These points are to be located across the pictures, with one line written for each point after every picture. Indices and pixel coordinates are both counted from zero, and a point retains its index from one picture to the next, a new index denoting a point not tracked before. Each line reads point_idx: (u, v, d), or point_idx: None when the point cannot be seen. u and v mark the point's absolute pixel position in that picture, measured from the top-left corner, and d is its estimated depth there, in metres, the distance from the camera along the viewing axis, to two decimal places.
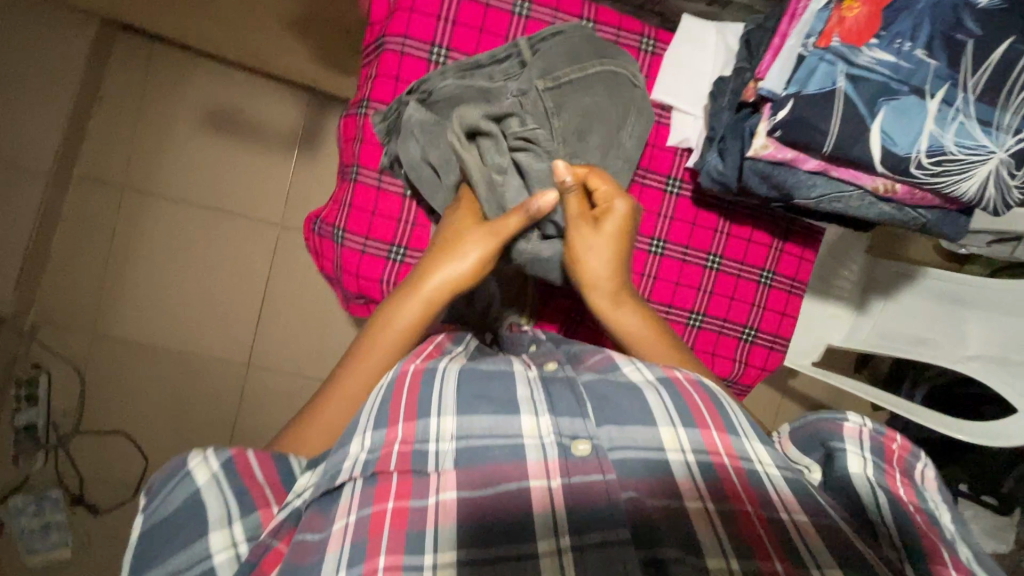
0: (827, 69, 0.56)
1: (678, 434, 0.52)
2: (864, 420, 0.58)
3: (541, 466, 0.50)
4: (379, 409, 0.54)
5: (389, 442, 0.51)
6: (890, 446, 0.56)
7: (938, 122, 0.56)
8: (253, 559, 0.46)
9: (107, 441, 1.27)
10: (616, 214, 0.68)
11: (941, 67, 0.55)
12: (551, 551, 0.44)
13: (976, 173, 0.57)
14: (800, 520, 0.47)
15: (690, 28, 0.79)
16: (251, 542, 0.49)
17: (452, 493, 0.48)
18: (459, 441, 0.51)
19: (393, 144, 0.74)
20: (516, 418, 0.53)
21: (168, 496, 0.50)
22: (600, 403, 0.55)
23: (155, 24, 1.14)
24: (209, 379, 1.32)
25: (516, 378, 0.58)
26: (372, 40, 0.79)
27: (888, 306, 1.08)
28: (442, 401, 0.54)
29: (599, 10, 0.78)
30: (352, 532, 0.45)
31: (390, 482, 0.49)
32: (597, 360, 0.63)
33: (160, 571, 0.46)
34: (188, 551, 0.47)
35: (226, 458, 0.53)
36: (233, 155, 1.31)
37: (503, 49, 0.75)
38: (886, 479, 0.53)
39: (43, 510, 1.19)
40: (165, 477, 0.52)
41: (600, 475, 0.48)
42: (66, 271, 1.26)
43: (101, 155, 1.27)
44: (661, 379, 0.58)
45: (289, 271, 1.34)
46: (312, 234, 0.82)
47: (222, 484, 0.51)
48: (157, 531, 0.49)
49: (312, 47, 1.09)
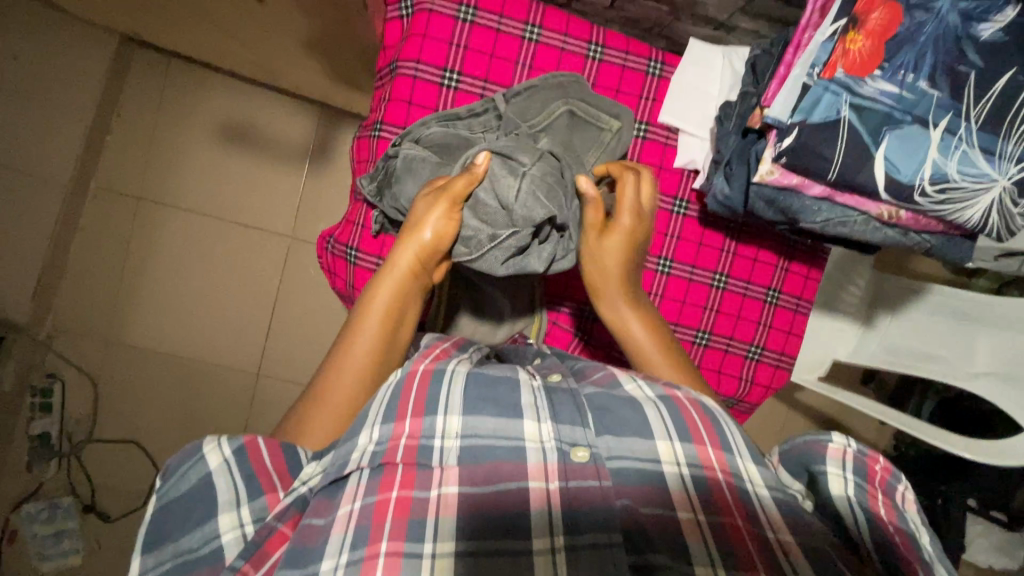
0: (831, 99, 0.57)
1: (675, 448, 0.53)
2: (848, 440, 0.57)
3: (540, 468, 0.51)
4: (388, 401, 0.55)
5: (397, 436, 0.52)
6: (872, 467, 0.56)
7: (942, 150, 0.57)
8: (258, 539, 0.47)
9: (118, 450, 1.29)
10: (621, 228, 0.72)
11: (943, 98, 0.57)
12: (544, 550, 0.45)
13: (980, 200, 0.58)
14: (786, 539, 0.48)
15: (697, 51, 0.81)
16: (257, 523, 0.50)
17: (455, 488, 0.49)
18: (464, 439, 0.52)
19: (387, 200, 0.74)
20: (518, 421, 0.54)
21: (184, 475, 0.51)
22: (600, 413, 0.56)
23: (173, 41, 1.16)
24: (220, 390, 1.34)
25: (521, 385, 0.58)
26: (386, 63, 0.81)
27: (894, 322, 1.08)
28: (449, 398, 0.55)
29: (607, 35, 0.80)
30: (356, 517, 0.47)
31: (395, 473, 0.50)
32: (600, 376, 0.63)
33: (172, 549, 0.48)
34: (201, 531, 0.49)
35: (238, 445, 0.53)
36: (247, 169, 1.34)
37: (480, 104, 0.76)
38: (868, 500, 0.53)
39: (56, 518, 1.22)
40: (182, 457, 0.53)
41: (596, 481, 0.50)
42: (81, 281, 1.28)
43: (118, 166, 1.29)
44: (660, 396, 0.59)
45: (299, 283, 1.36)
46: (324, 252, 0.84)
47: (232, 469, 0.52)
48: (175, 508, 0.50)
49: (325, 65, 1.11)
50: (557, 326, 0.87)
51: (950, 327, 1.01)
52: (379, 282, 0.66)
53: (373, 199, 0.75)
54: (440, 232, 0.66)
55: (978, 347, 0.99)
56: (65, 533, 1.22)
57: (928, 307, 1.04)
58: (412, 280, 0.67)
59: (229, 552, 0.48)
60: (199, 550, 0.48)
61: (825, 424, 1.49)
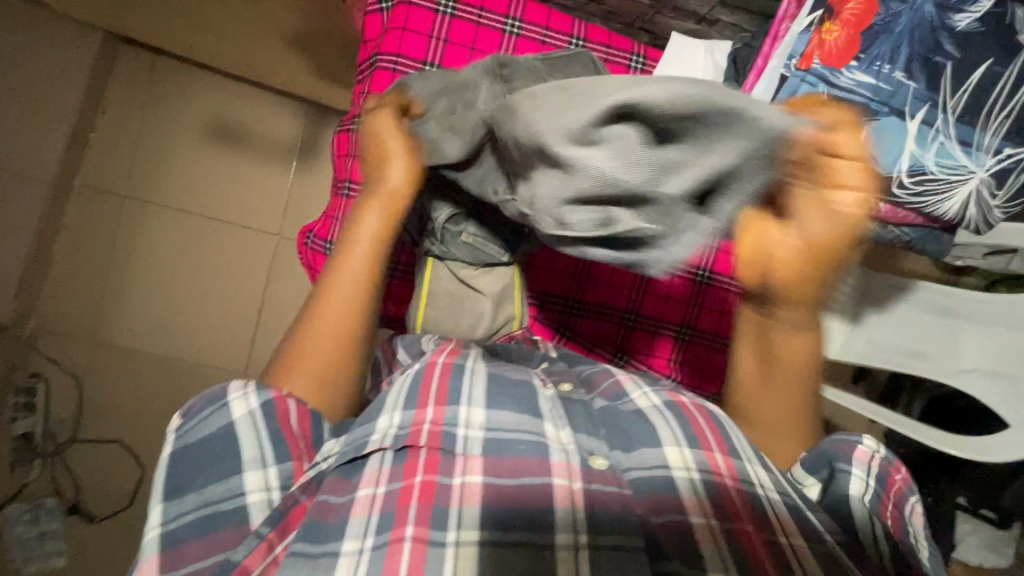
0: (808, 91, 0.59)
1: (684, 454, 0.53)
2: (877, 447, 0.58)
3: (564, 466, 0.50)
4: (408, 389, 0.54)
5: (419, 423, 0.51)
6: (894, 475, 0.57)
7: (919, 141, 0.57)
8: (283, 509, 0.47)
9: (104, 450, 1.28)
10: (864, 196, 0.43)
11: (920, 89, 0.56)
12: (567, 545, 0.45)
13: (958, 192, 0.59)
14: (797, 543, 0.48)
15: (679, 46, 0.80)
16: (283, 490, 0.50)
17: (480, 477, 0.48)
18: (488, 431, 0.51)
19: None
20: (540, 422, 0.53)
21: (206, 419, 0.51)
22: (612, 427, 0.56)
23: (157, 38, 1.15)
24: (208, 389, 1.32)
25: (536, 390, 0.57)
26: (366, 57, 0.80)
27: (881, 318, 1.05)
28: (472, 394, 0.54)
29: (589, 29, 0.80)
30: (380, 502, 0.47)
31: (419, 457, 0.49)
32: (608, 385, 0.62)
33: (194, 496, 0.48)
34: (225, 484, 0.49)
35: (265, 399, 0.52)
36: (234, 166, 1.33)
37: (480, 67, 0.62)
38: (880, 506, 0.54)
39: (39, 519, 1.19)
40: (208, 400, 0.52)
41: (616, 486, 0.50)
42: (66, 279, 1.27)
43: (103, 164, 1.28)
44: (666, 405, 0.59)
45: (288, 280, 1.35)
46: (305, 247, 0.83)
47: (258, 423, 0.51)
48: (192, 457, 0.50)
49: (313, 63, 1.11)
50: (539, 322, 0.86)
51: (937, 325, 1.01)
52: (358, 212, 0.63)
53: None
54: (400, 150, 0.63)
55: (965, 345, 0.98)
56: (48, 534, 1.20)
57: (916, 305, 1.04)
58: (393, 209, 0.63)
59: (253, 511, 0.48)
60: (221, 505, 0.48)
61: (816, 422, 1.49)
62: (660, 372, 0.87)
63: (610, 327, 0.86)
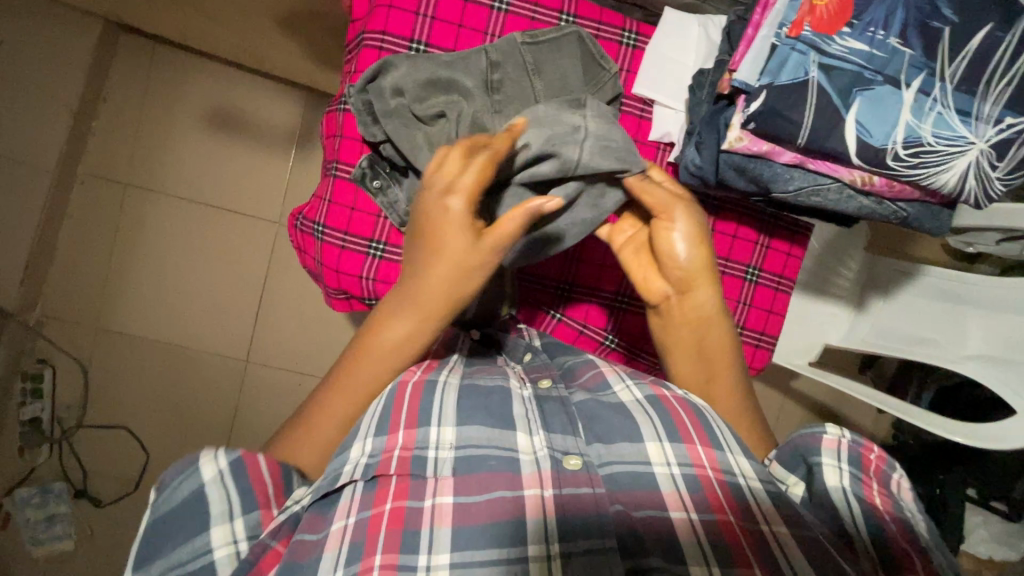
0: (799, 59, 0.56)
1: (664, 449, 0.52)
2: (842, 430, 0.57)
3: (535, 476, 0.50)
4: (381, 415, 0.54)
5: (389, 449, 0.51)
6: (867, 455, 0.56)
7: (915, 112, 0.56)
8: (252, 558, 0.46)
9: (110, 436, 1.29)
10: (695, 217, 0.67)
11: (916, 56, 0.55)
12: (540, 556, 0.45)
13: (955, 164, 0.57)
14: (779, 530, 0.46)
15: (673, 21, 0.78)
16: (251, 540, 0.48)
17: (449, 497, 0.49)
18: (458, 449, 0.51)
19: (378, 127, 0.72)
20: (511, 433, 0.53)
21: (177, 487, 0.49)
22: (590, 420, 0.56)
23: (152, 24, 1.15)
24: (210, 375, 1.33)
25: (512, 396, 0.58)
26: (354, 36, 0.79)
27: (885, 305, 1.06)
28: (443, 409, 0.54)
29: (580, 4, 0.78)
30: (351, 532, 0.46)
31: (390, 484, 0.49)
32: (590, 377, 0.63)
33: (163, 564, 0.46)
34: (190, 545, 0.47)
35: (234, 458, 0.50)
36: (232, 153, 1.33)
37: (471, 67, 0.71)
38: (863, 490, 0.53)
39: (47, 503, 1.23)
40: (177, 468, 0.50)
41: (589, 488, 0.49)
42: (69, 267, 1.28)
43: (105, 151, 1.29)
44: (648, 398, 0.58)
45: (288, 267, 1.35)
46: (295, 230, 0.83)
47: (227, 483, 0.49)
48: (164, 523, 0.47)
49: (307, 47, 1.10)
50: (529, 304, 0.85)
51: (943, 310, 0.99)
52: (390, 300, 0.62)
53: (366, 119, 0.73)
54: (468, 268, 0.59)
55: (971, 329, 0.95)
56: (57, 518, 1.23)
57: (920, 289, 1.02)
58: (440, 313, 0.60)
59: (222, 570, 0.46)
60: (189, 564, 0.46)
61: (821, 412, 1.48)
62: (652, 355, 0.87)
63: (600, 311, 0.86)
